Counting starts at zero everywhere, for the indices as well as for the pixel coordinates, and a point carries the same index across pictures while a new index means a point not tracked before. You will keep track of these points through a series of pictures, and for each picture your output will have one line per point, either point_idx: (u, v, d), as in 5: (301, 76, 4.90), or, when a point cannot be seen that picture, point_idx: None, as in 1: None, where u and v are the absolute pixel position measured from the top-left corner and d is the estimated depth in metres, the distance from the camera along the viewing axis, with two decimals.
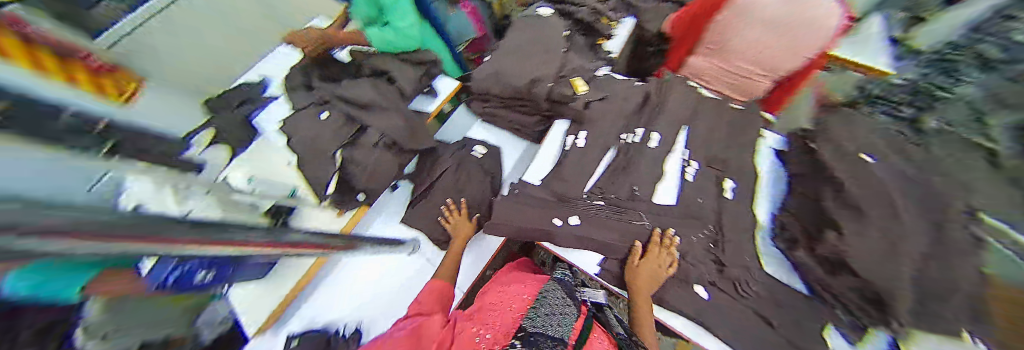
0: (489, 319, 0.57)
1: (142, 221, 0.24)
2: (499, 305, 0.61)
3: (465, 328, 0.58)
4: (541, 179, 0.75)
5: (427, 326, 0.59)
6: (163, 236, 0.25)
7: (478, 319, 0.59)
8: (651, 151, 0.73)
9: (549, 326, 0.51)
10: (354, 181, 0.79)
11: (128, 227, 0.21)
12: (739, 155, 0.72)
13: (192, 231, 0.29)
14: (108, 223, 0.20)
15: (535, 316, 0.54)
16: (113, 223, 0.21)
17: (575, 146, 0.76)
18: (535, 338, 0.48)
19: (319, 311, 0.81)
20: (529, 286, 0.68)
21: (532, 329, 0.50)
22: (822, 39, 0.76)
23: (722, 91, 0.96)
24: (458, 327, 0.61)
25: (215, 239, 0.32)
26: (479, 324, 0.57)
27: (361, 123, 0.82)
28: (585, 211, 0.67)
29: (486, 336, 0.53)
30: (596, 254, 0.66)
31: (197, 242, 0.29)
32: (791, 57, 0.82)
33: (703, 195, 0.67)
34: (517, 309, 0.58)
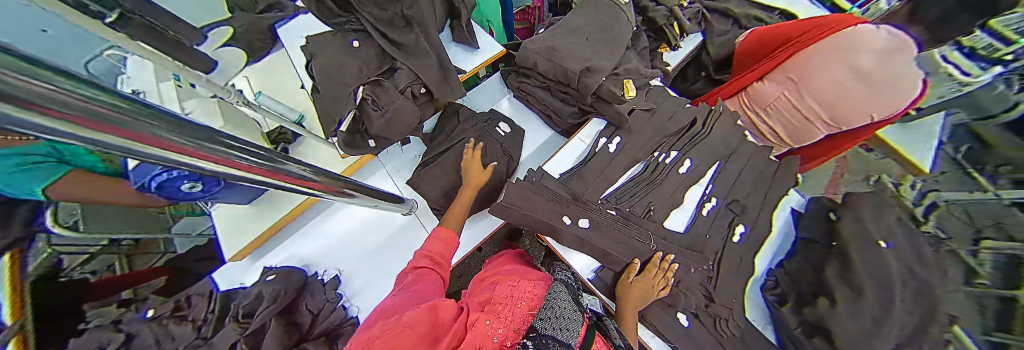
0: (503, 312, 0.52)
1: (121, 108, 0.21)
2: (515, 298, 0.55)
3: (478, 318, 0.52)
4: (562, 173, 0.74)
5: (440, 309, 0.54)
6: (139, 129, 0.21)
7: (490, 310, 0.53)
8: (677, 176, 0.72)
9: (559, 329, 0.47)
10: (369, 124, 0.75)
11: (100, 111, 0.18)
12: (759, 206, 0.72)
13: (177, 132, 0.26)
14: (84, 98, 0.17)
15: (545, 317, 0.50)
16: (89, 100, 0.18)
17: (605, 150, 0.74)
18: (545, 341, 0.45)
19: (316, 245, 0.91)
20: (534, 281, 0.63)
21: (542, 331, 0.47)
22: (902, 103, 0.73)
23: (775, 130, 0.91)
24: (472, 317, 0.53)
25: (202, 148, 0.29)
26: (492, 315, 0.51)
27: (395, 62, 0.77)
28: (596, 216, 0.66)
29: (500, 330, 0.48)
30: (593, 259, 0.67)
31: (182, 148, 0.26)
32: (864, 112, 0.78)
33: (712, 233, 0.68)
34: (526, 303, 0.55)
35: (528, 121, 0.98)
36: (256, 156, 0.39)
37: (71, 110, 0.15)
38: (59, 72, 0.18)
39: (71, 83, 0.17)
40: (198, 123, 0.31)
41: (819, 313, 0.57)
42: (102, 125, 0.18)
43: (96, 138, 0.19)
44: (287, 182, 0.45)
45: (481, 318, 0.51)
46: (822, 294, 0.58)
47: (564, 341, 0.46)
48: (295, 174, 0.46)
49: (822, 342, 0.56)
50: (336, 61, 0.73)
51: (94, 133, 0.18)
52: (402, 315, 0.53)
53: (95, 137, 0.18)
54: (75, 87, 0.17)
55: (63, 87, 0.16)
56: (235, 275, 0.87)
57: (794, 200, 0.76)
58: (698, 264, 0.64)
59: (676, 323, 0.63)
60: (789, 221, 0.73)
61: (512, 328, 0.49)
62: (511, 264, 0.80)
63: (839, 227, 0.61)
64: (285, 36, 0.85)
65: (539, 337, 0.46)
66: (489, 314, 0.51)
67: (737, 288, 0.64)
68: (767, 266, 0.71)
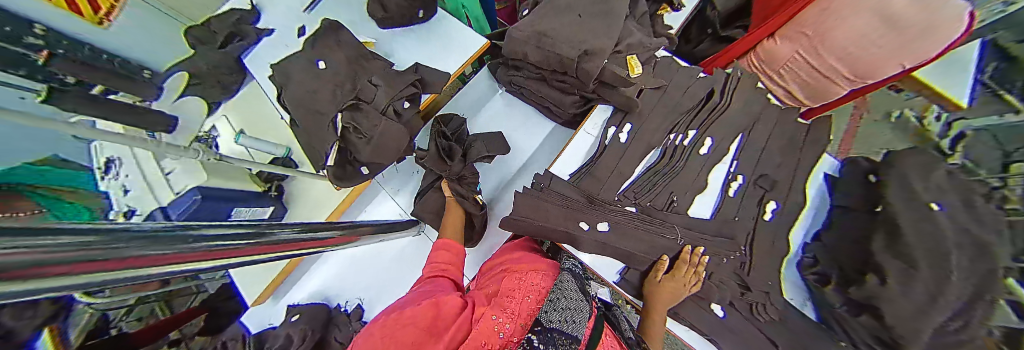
0: (510, 306, 0.45)
1: (119, 237, 0.22)
2: (521, 292, 0.49)
3: (484, 311, 0.45)
4: (571, 174, 0.69)
5: (442, 305, 0.47)
6: (134, 253, 0.22)
7: (497, 303, 0.46)
8: (698, 158, 0.67)
9: (567, 322, 0.41)
10: (357, 152, 0.71)
11: (100, 250, 0.19)
12: (790, 178, 0.66)
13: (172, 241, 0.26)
14: (86, 244, 0.18)
15: (553, 309, 0.43)
16: (89, 242, 0.18)
17: (616, 141, 0.68)
18: (551, 335, 0.39)
19: (331, 277, 0.93)
20: (541, 271, 0.57)
21: (548, 325, 0.40)
22: (936, 48, 0.60)
23: (793, 91, 0.79)
24: (477, 311, 0.47)
25: (182, 249, 0.27)
26: (500, 309, 0.45)
27: (371, 79, 0.69)
28: (614, 218, 0.63)
29: (508, 325, 0.42)
30: (619, 262, 0.64)
31: (167, 256, 0.24)
32: (892, 62, 0.65)
33: (741, 215, 0.65)
34: (530, 295, 0.48)
35: (529, 116, 0.97)
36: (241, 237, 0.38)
37: (79, 257, 0.16)
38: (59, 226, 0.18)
39: (70, 232, 0.18)
40: (173, 228, 0.29)
41: (868, 291, 0.53)
42: (100, 262, 0.18)
43: (86, 278, 0.17)
44: (273, 254, 0.43)
45: (488, 311, 0.45)
46: (867, 271, 0.54)
47: (572, 335, 0.40)
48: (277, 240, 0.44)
49: (869, 319, 0.54)
50: (308, 89, 0.67)
51: (97, 272, 0.18)
52: (406, 314, 0.46)
53: (99, 274, 0.19)
54: (74, 234, 0.18)
55: (71, 241, 0.17)
56: (266, 315, 0.93)
57: (826, 166, 0.69)
58: (731, 252, 0.62)
59: (711, 315, 0.64)
60: (824, 191, 0.68)
61: (519, 321, 0.43)
62: (523, 250, 0.65)
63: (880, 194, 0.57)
64: (251, 66, 0.75)
65: (546, 332, 0.39)
66: (496, 308, 0.45)
67: (772, 269, 0.62)
68: (801, 241, 0.68)
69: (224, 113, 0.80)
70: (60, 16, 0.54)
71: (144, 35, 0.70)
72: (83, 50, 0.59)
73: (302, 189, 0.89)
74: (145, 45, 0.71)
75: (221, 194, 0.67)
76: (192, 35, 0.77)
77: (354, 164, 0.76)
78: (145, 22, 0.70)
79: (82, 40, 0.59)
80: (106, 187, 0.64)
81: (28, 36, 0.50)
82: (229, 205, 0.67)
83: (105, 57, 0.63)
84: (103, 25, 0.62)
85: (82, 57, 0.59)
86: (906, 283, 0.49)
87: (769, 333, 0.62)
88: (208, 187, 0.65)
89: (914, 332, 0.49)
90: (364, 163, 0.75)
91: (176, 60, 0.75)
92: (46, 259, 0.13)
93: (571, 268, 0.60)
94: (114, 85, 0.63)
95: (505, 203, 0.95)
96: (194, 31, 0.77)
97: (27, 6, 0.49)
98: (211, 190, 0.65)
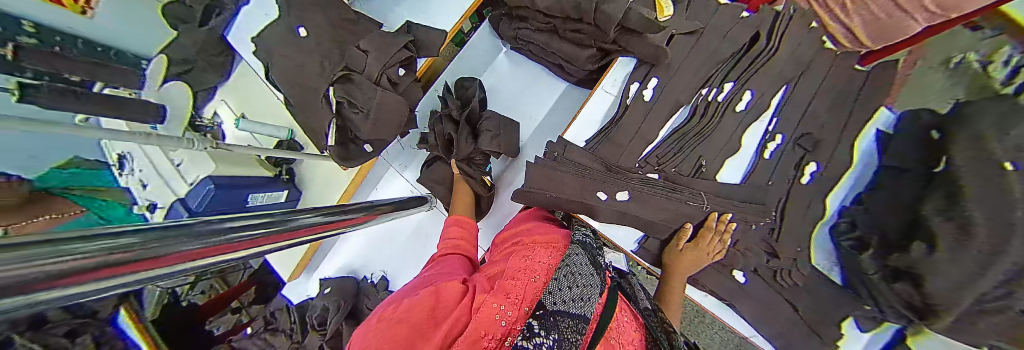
0: (513, 290, 0.41)
1: (151, 235, 0.22)
2: (525, 272, 0.45)
3: (485, 299, 0.40)
4: (588, 141, 0.63)
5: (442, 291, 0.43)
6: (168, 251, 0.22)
7: (499, 287, 0.41)
8: (735, 116, 0.61)
9: (570, 301, 0.40)
10: (357, 130, 0.67)
11: (134, 253, 0.19)
12: (836, 136, 0.58)
13: (203, 235, 0.27)
14: (115, 247, 0.18)
15: (556, 289, 0.41)
16: (119, 245, 0.18)
17: (640, 99, 0.62)
18: (555, 319, 0.37)
19: (354, 252, 0.99)
20: (546, 246, 0.53)
21: (553, 308, 0.38)
22: None
23: (854, 28, 0.59)
24: (478, 296, 0.41)
25: (209, 244, 0.27)
26: (502, 294, 0.40)
27: (359, 44, 0.62)
28: (635, 187, 0.58)
29: (511, 312, 0.38)
30: (637, 230, 0.61)
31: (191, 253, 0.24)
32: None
33: (775, 179, 0.59)
34: (535, 275, 0.45)
35: (538, 77, 0.89)
36: (262, 225, 0.38)
37: (99, 264, 0.16)
38: (89, 232, 0.18)
39: (98, 236, 0.18)
40: (198, 221, 0.29)
41: (910, 258, 0.48)
42: (126, 266, 0.18)
43: (103, 281, 0.17)
44: (291, 240, 0.44)
45: (488, 298, 0.39)
46: (915, 236, 0.48)
47: (574, 314, 0.39)
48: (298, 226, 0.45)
49: (905, 286, 0.50)
50: (294, 61, 0.60)
51: (124, 273, 0.18)
52: (397, 306, 0.40)
53: (128, 274, 0.19)
54: (100, 239, 0.18)
55: (96, 245, 0.17)
56: (301, 291, 0.99)
57: (879, 121, 0.56)
58: (759, 219, 0.58)
59: (731, 281, 0.63)
60: (871, 147, 0.56)
61: (523, 305, 0.39)
62: (535, 221, 0.63)
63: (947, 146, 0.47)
64: (236, 44, 0.68)
65: (549, 316, 0.37)
66: (497, 294, 0.40)
67: (803, 235, 0.58)
68: (838, 204, 0.58)
69: (223, 98, 0.79)
70: (46, 9, 0.50)
71: (129, 17, 0.64)
72: (77, 44, 0.56)
73: (310, 171, 0.89)
74: (131, 29, 0.65)
75: (234, 181, 0.67)
76: (171, 13, 0.71)
77: (356, 142, 0.72)
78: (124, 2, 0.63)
79: (71, 33, 0.55)
80: (125, 183, 0.65)
81: (18, 34, 0.47)
82: (245, 192, 0.68)
83: (101, 49, 0.59)
84: (86, 14, 0.57)
85: (78, 53, 0.55)
86: (960, 249, 0.44)
87: (788, 295, 0.61)
88: (219, 176, 0.65)
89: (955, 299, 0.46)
90: (367, 141, 0.71)
91: (164, 44, 0.70)
92: (38, 277, 0.12)
93: (582, 240, 0.55)
94: (113, 81, 0.58)
95: (516, 179, 0.91)
96: (172, 7, 0.71)
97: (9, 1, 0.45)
98: (222, 179, 0.65)
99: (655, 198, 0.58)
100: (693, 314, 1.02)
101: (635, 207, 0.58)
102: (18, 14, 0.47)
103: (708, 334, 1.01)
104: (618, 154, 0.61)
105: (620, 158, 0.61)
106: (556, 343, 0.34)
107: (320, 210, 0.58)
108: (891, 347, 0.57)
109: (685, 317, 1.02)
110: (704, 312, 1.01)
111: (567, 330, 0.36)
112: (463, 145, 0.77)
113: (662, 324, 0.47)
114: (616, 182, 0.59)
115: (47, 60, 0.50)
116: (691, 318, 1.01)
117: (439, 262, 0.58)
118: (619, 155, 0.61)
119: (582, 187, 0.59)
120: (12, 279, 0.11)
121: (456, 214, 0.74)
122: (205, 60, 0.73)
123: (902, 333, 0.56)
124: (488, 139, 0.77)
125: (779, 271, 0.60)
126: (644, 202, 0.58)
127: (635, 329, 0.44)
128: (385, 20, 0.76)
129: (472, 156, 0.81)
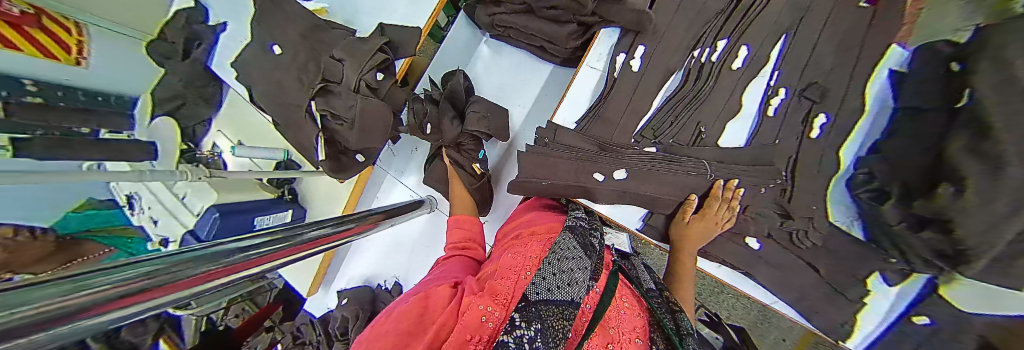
0: (501, 290, 0.40)
1: (172, 261, 0.25)
2: (515, 270, 0.45)
3: (472, 301, 0.39)
4: (577, 123, 0.64)
5: (432, 297, 0.43)
6: (190, 273, 0.25)
7: (488, 289, 0.41)
8: (732, 74, 0.58)
9: (555, 288, 0.39)
10: (345, 140, 0.66)
11: (159, 278, 0.22)
12: (846, 81, 0.53)
13: (219, 258, 0.29)
14: (143, 275, 0.21)
15: (540, 278, 0.41)
16: (145, 273, 0.21)
17: (627, 70, 0.60)
18: (538, 309, 0.36)
19: (367, 260, 1.02)
20: (539, 238, 0.54)
21: (534, 298, 0.37)
22: None
23: None
24: (465, 299, 0.40)
25: (216, 268, 0.28)
26: (490, 296, 0.39)
27: (333, 53, 0.60)
28: (631, 163, 0.56)
29: (498, 312, 0.37)
30: (642, 207, 0.60)
31: (197, 280, 0.25)
32: None
33: (782, 137, 0.56)
34: (523, 269, 0.44)
35: (522, 62, 0.90)
36: (272, 241, 0.40)
37: (129, 291, 0.18)
38: (119, 265, 0.21)
39: (127, 267, 0.21)
40: (203, 248, 0.31)
41: (936, 205, 0.41)
42: (154, 290, 0.21)
43: (117, 315, 0.18)
44: (302, 255, 0.46)
45: (474, 300, 0.39)
46: (939, 180, 0.40)
47: (560, 302, 0.38)
48: (305, 241, 0.47)
49: (936, 234, 0.43)
50: (273, 79, 0.60)
51: (152, 298, 0.21)
52: (388, 317, 0.41)
53: (151, 302, 0.21)
54: (127, 270, 0.21)
55: (125, 276, 0.19)
56: (320, 303, 1.02)
57: (892, 59, 0.51)
58: (769, 181, 0.55)
59: (745, 249, 0.61)
60: (885, 89, 0.51)
61: (511, 303, 0.38)
62: (533, 212, 0.65)
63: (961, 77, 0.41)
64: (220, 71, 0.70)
65: (531, 306, 0.36)
66: (484, 296, 0.39)
67: (818, 193, 0.55)
68: (853, 155, 0.53)
69: (219, 128, 0.79)
70: (45, 65, 0.49)
71: (116, 61, 0.62)
72: (78, 96, 0.55)
73: (310, 188, 0.91)
74: (121, 74, 0.63)
75: (236, 208, 0.68)
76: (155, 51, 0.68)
77: (347, 154, 0.72)
78: (108, 45, 0.61)
79: (71, 85, 0.54)
80: (139, 221, 0.66)
81: (22, 96, 0.47)
82: (249, 216, 0.69)
83: (101, 98, 0.59)
84: (81, 64, 0.56)
85: (81, 106, 0.55)
86: (995, 196, 0.36)
87: (808, 257, 0.59)
88: (223, 205, 0.67)
89: (989, 243, 0.38)
90: (358, 151, 0.72)
91: (153, 86, 0.68)
92: (77, 307, 0.14)
93: (571, 225, 0.55)
94: (112, 126, 0.60)
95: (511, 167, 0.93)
96: (156, 46, 0.68)
97: (7, 63, 0.45)
98: (226, 207, 0.66)
99: (656, 172, 0.55)
100: (711, 287, 1.00)
101: (634, 183, 0.56)
102: (18, 75, 0.46)
103: (728, 304, 0.99)
104: (613, 131, 0.60)
105: (610, 136, 0.60)
106: (538, 334, 0.32)
107: (330, 221, 0.60)
108: (922, 299, 0.55)
109: (704, 292, 1.00)
110: (722, 284, 1.00)
111: (552, 318, 0.36)
112: (448, 128, 0.76)
113: (669, 301, 0.46)
114: (612, 161, 0.56)
115: (40, 115, 0.49)
116: (709, 291, 1.00)
117: (444, 262, 0.59)
118: (614, 133, 0.60)
119: (577, 169, 0.57)
120: (58, 312, 0.13)
121: (456, 213, 0.74)
122: (196, 93, 0.73)
123: (933, 284, 0.53)
124: (477, 128, 0.76)
125: (796, 234, 0.57)
126: (647, 177, 0.55)
127: (635, 315, 0.42)
128: (358, 25, 0.75)
129: (461, 141, 0.81)
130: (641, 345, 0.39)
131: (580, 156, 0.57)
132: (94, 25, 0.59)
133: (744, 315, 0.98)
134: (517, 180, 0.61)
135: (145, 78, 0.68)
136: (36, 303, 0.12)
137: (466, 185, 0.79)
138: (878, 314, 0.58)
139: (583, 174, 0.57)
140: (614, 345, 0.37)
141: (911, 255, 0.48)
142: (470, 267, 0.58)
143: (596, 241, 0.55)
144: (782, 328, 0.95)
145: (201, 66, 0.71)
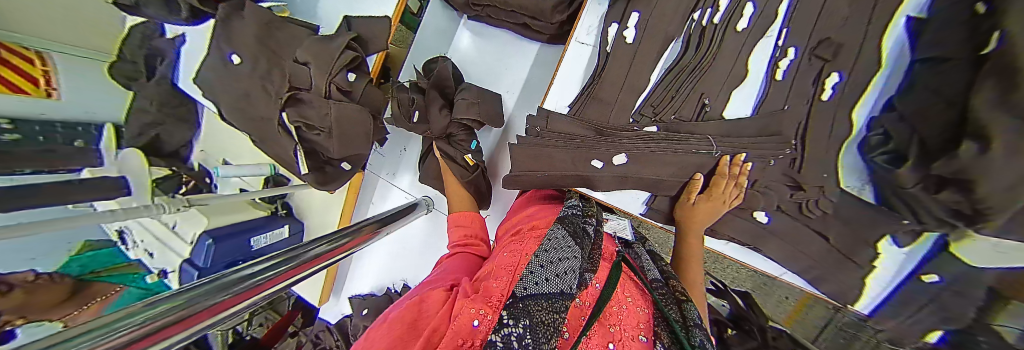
0: (495, 291, 0.38)
1: (187, 293, 0.24)
2: (509, 269, 0.43)
3: (463, 304, 0.37)
4: (569, 106, 0.60)
5: (426, 302, 0.42)
6: (208, 303, 0.24)
7: (482, 290, 0.39)
8: (737, 36, 0.53)
9: (544, 281, 0.37)
10: (327, 150, 0.64)
11: (185, 309, 0.22)
12: (862, 35, 0.48)
13: (225, 286, 0.28)
14: (177, 307, 0.21)
15: (530, 272, 0.39)
16: (176, 305, 0.21)
17: (619, 43, 0.55)
18: (525, 304, 0.34)
19: (373, 264, 1.03)
20: (536, 233, 0.53)
21: (522, 294, 0.35)
22: None
23: None
24: (457, 303, 0.39)
25: (226, 293, 0.27)
26: (483, 298, 0.37)
27: (296, 56, 0.55)
28: (632, 146, 0.52)
29: (490, 315, 0.35)
30: (643, 191, 0.58)
31: (211, 308, 0.24)
32: None
33: (792, 103, 0.52)
34: (518, 268, 0.43)
35: (507, 45, 0.85)
36: (277, 263, 0.39)
37: (160, 325, 0.18)
38: (141, 303, 0.21)
39: (152, 302, 0.21)
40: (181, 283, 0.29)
41: (958, 164, 0.36)
42: (181, 323, 0.20)
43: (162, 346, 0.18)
44: (307, 273, 0.45)
45: (466, 304, 0.36)
46: (962, 138, 0.35)
47: (550, 294, 0.36)
48: (308, 257, 0.45)
49: (953, 196, 0.39)
50: (235, 93, 0.55)
51: (179, 331, 0.20)
52: (382, 322, 0.39)
53: (184, 329, 0.21)
54: (153, 305, 0.21)
55: (159, 311, 0.19)
56: (335, 310, 1.04)
57: (910, 6, 0.46)
58: (778, 152, 0.52)
59: (754, 224, 0.59)
60: (902, 41, 0.46)
61: (501, 304, 0.36)
62: (534, 205, 0.64)
63: (989, 20, 0.35)
64: (187, 89, 0.60)
65: (520, 302, 0.34)
66: (477, 297, 0.37)
67: (828, 159, 0.52)
68: (865, 116, 0.49)
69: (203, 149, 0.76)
70: (16, 102, 0.45)
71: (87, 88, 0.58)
72: (57, 128, 0.52)
73: (305, 201, 0.90)
74: (93, 100, 0.59)
75: (228, 230, 0.66)
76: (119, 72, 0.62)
77: (332, 164, 0.71)
78: (74, 72, 0.56)
79: (46, 119, 0.51)
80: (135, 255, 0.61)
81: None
82: (244, 237, 0.67)
83: (81, 128, 0.55)
84: (53, 96, 0.52)
85: (59, 141, 0.51)
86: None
87: (816, 226, 0.57)
88: (215, 229, 0.64)
89: (1010, 202, 0.35)
90: (343, 159, 0.70)
91: (128, 110, 0.63)
92: (139, 335, 0.15)
93: (563, 216, 0.53)
94: (80, 161, 0.52)
95: (507, 157, 0.91)
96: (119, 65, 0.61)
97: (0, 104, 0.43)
98: (218, 231, 0.64)
99: (658, 154, 0.51)
100: (715, 257, 1.00)
101: (636, 166, 0.52)
102: None
103: (732, 270, 1.00)
104: (608, 114, 0.57)
105: (602, 118, 0.57)
106: (527, 330, 0.30)
107: (334, 235, 0.58)
108: (930, 258, 0.53)
109: (708, 260, 1.01)
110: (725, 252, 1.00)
111: (541, 313, 0.34)
112: (436, 118, 0.73)
113: (673, 293, 0.45)
114: (611, 146, 0.53)
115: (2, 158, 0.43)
116: (712, 260, 1.01)
117: (447, 260, 0.59)
118: (610, 116, 0.57)
119: (574, 157, 0.54)
120: (131, 337, 0.14)
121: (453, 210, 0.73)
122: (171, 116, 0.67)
123: (942, 242, 0.51)
124: (468, 118, 0.73)
125: (807, 203, 0.55)
126: (648, 155, 0.52)
127: (639, 313, 0.40)
128: (324, 19, 0.70)
129: (450, 132, 0.77)
130: (645, 344, 0.37)
131: (576, 142, 0.54)
132: (53, 52, 0.52)
133: (747, 279, 0.99)
134: (512, 174, 0.59)
135: (114, 103, 0.62)
136: (102, 335, 0.13)
137: (462, 178, 0.77)
138: (887, 276, 0.56)
139: (585, 161, 0.54)
140: (613, 343, 0.35)
141: (924, 217, 0.46)
142: (472, 265, 0.57)
143: (591, 229, 0.53)
144: (785, 288, 0.97)
145: (168, 85, 0.63)
